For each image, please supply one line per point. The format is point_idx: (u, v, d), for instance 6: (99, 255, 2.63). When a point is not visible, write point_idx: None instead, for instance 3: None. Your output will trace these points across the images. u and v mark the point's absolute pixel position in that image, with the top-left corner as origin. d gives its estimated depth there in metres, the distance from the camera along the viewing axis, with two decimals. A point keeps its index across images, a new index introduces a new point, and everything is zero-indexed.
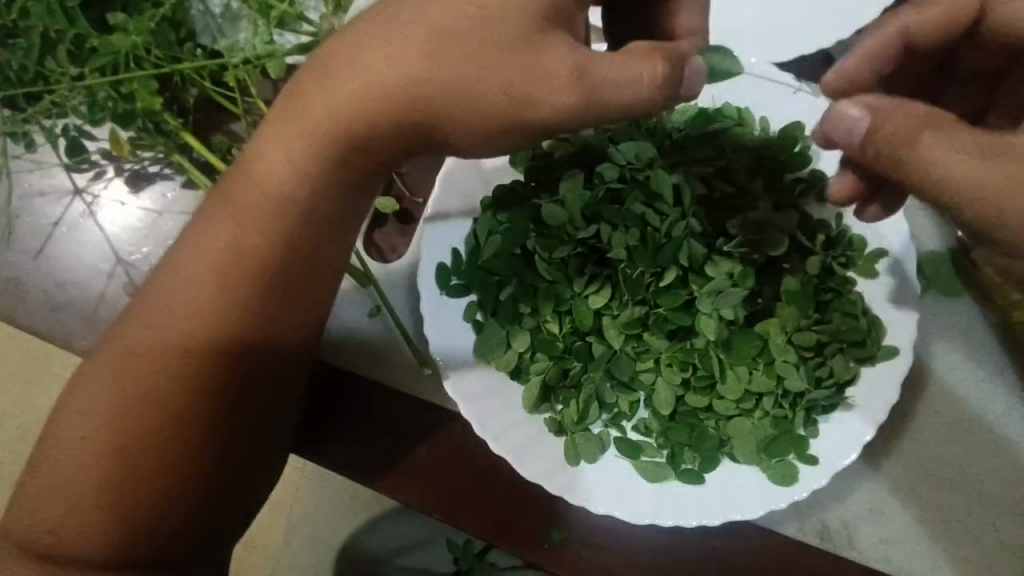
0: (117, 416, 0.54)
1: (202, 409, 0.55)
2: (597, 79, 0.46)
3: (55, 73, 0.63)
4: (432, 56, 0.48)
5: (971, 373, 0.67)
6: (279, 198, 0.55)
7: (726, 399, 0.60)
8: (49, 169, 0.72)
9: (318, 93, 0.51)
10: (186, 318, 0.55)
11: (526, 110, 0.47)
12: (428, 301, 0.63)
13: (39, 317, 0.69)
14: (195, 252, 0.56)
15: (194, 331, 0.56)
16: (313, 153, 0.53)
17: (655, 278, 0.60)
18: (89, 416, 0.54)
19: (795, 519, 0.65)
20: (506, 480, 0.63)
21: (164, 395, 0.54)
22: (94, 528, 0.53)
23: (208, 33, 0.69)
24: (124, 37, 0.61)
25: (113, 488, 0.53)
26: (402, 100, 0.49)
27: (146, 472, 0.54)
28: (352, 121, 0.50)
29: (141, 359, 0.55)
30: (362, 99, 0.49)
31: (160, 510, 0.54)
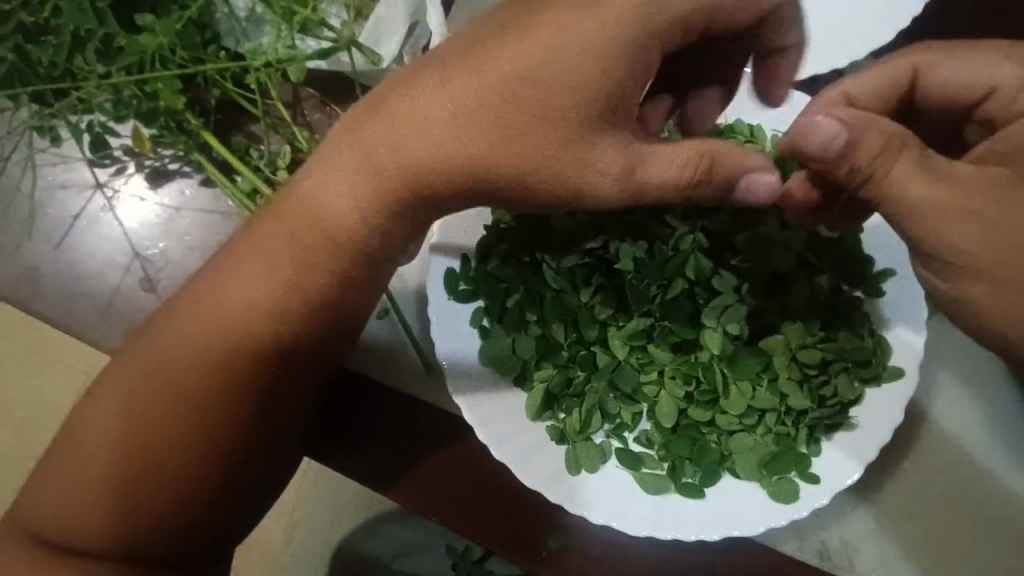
0: (145, 423, 0.56)
1: (235, 430, 0.57)
2: (645, 179, 0.49)
3: (83, 70, 0.65)
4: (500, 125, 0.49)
5: (982, 398, 0.66)
6: (332, 236, 0.54)
7: (729, 414, 0.60)
8: (72, 162, 0.73)
9: (388, 142, 0.50)
10: (222, 343, 0.56)
11: (577, 176, 0.49)
12: (438, 306, 0.64)
13: (59, 307, 0.71)
14: (241, 273, 0.56)
15: (230, 355, 0.56)
16: (374, 201, 0.52)
17: (664, 292, 0.60)
18: (117, 418, 0.56)
19: (795, 537, 0.65)
20: (506, 485, 0.63)
21: (190, 410, 0.56)
22: (108, 521, 0.55)
23: (233, 36, 0.71)
24: (151, 38, 0.63)
25: (141, 494, 0.55)
26: (460, 162, 0.49)
27: (163, 479, 0.55)
28: (413, 175, 0.50)
29: (176, 371, 0.56)
30: (427, 155, 0.50)
31: (180, 513, 0.56)
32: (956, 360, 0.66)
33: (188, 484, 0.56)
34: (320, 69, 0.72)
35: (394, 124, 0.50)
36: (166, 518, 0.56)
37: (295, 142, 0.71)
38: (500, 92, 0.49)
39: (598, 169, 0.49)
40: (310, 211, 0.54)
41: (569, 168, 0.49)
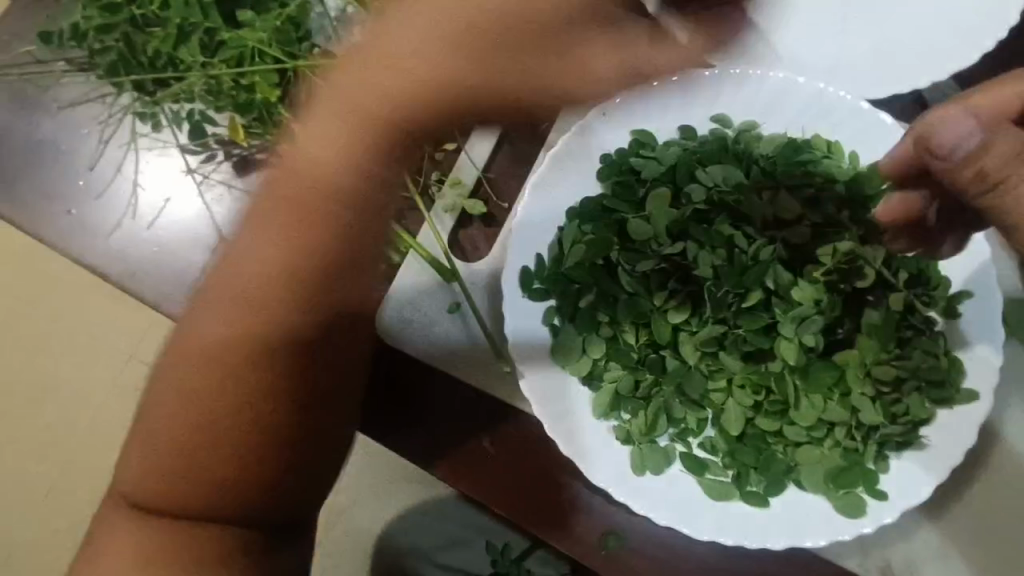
0: (197, 397, 0.53)
1: (282, 396, 0.53)
2: None
3: (188, 60, 0.70)
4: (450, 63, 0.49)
5: None
6: (330, 179, 0.50)
7: (798, 426, 0.61)
8: (167, 148, 0.77)
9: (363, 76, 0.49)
10: (281, 299, 0.51)
11: None
12: (512, 304, 0.66)
13: (148, 284, 0.75)
14: (261, 230, 0.51)
15: (263, 312, 0.52)
16: (343, 134, 0.50)
17: (739, 301, 0.61)
18: (171, 400, 0.53)
19: (858, 556, 0.64)
20: (567, 483, 0.66)
21: (237, 378, 0.52)
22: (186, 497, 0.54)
23: (323, 34, 0.74)
24: (252, 33, 0.69)
25: (217, 470, 0.53)
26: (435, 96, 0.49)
27: (228, 449, 0.53)
28: (391, 109, 0.49)
29: (216, 342, 0.52)
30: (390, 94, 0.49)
31: (263, 490, 0.54)
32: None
33: (264, 456, 0.53)
34: (405, 70, 0.75)
35: (360, 71, 0.50)
36: (247, 494, 0.54)
37: None
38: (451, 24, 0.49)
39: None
40: (296, 157, 0.50)
41: None
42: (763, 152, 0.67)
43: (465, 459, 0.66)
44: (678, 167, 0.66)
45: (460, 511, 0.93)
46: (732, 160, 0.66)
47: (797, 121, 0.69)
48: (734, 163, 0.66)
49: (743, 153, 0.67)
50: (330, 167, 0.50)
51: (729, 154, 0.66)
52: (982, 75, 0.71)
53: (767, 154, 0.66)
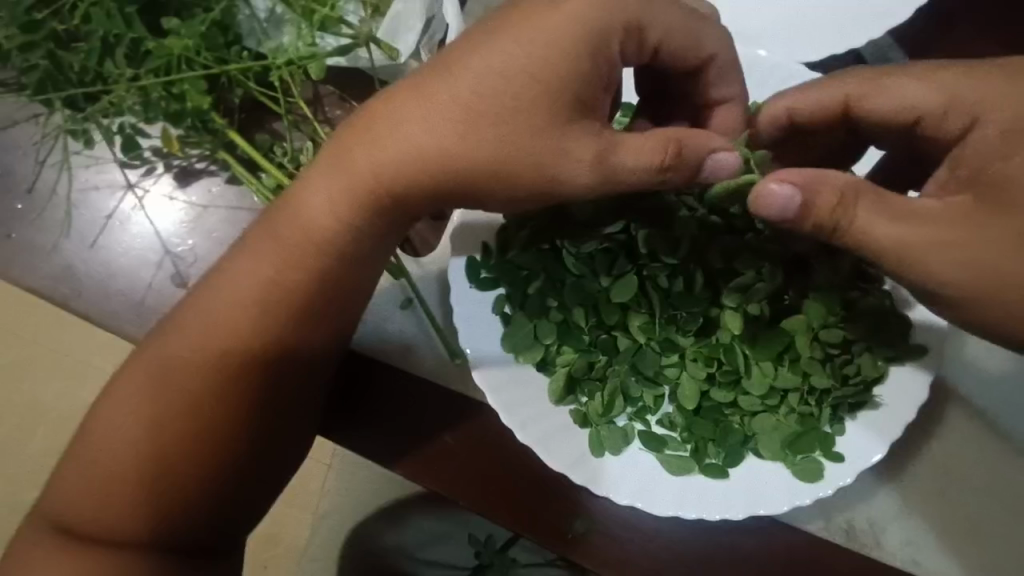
0: (150, 422, 0.59)
1: (241, 425, 0.60)
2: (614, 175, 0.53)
3: (114, 74, 0.67)
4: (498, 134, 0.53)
5: (998, 385, 0.65)
6: (313, 238, 0.59)
7: (751, 395, 0.61)
8: (104, 164, 0.76)
9: (383, 142, 0.55)
10: (259, 325, 0.60)
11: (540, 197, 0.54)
12: (461, 295, 0.65)
13: (95, 303, 0.73)
14: (250, 281, 0.60)
15: (253, 339, 0.60)
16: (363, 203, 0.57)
17: (684, 276, 0.61)
18: (127, 422, 0.59)
19: (821, 517, 0.65)
20: (532, 471, 0.64)
21: (194, 404, 0.59)
22: (138, 514, 0.58)
23: (254, 37, 0.73)
24: (177, 41, 0.65)
25: (173, 483, 0.58)
26: (444, 165, 0.54)
27: (179, 463, 0.58)
28: (407, 170, 0.55)
29: (178, 371, 0.60)
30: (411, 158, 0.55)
31: (220, 493, 0.60)
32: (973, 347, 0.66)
33: (205, 481, 0.59)
34: (342, 66, 0.73)
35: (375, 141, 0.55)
36: (200, 500, 0.59)
37: (316, 138, 0.73)
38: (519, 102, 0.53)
39: (575, 158, 0.53)
40: (303, 220, 0.59)
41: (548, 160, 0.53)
42: None
43: (425, 454, 0.64)
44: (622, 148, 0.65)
45: (442, 505, 0.94)
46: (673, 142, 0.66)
47: None
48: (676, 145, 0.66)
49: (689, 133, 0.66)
50: (335, 216, 0.58)
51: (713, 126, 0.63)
52: (919, 29, 0.71)
53: None
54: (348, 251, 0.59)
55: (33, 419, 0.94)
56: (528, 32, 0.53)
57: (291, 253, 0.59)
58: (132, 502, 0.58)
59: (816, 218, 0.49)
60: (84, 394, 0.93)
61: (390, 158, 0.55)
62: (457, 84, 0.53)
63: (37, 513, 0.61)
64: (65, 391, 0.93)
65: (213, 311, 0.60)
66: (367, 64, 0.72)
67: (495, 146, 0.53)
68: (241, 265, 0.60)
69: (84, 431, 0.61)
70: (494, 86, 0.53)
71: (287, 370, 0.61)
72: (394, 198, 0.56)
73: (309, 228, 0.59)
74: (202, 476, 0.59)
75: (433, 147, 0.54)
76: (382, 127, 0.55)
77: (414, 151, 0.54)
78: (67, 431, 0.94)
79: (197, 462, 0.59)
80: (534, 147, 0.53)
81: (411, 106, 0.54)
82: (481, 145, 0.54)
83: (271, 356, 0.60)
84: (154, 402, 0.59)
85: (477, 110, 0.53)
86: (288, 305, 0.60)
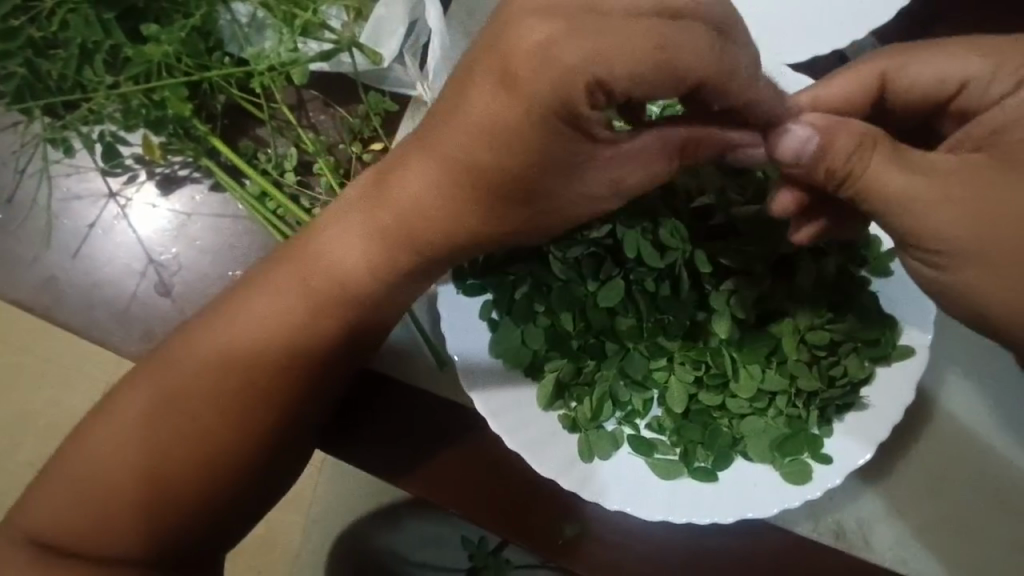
0: (138, 437, 0.59)
1: (231, 440, 0.59)
2: (623, 177, 0.57)
3: (93, 82, 0.66)
4: (506, 191, 0.57)
5: (975, 386, 0.66)
6: (347, 289, 0.62)
7: (739, 398, 0.61)
8: (85, 173, 0.75)
9: (398, 196, 0.59)
10: (274, 365, 0.61)
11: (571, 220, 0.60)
12: (447, 301, 0.65)
13: (78, 313, 0.72)
14: (260, 330, 0.61)
15: (270, 375, 0.61)
16: (384, 252, 0.61)
17: (669, 279, 0.62)
18: (114, 435, 0.59)
19: (810, 518, 0.65)
20: (522, 477, 0.64)
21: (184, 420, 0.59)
22: (127, 530, 0.58)
23: (236, 42, 0.72)
24: (156, 47, 0.64)
25: (162, 498, 0.58)
26: (460, 225, 0.59)
27: (167, 476, 0.58)
28: (424, 227, 0.60)
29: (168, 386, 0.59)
30: (430, 219, 0.59)
31: (209, 506, 0.60)
32: (954, 350, 0.66)
33: (193, 494, 0.59)
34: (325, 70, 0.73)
35: (387, 197, 0.60)
36: (189, 513, 0.59)
37: (301, 145, 0.72)
38: (516, 156, 0.54)
39: (589, 198, 0.58)
40: (331, 272, 0.62)
41: (562, 205, 0.58)
42: None
43: (410, 462, 0.62)
44: None
45: (435, 509, 0.93)
46: None
47: None
48: None
49: None
50: (363, 270, 0.62)
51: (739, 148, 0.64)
52: (896, 31, 0.70)
53: None
54: (381, 293, 0.63)
55: (20, 426, 0.94)
56: (499, 81, 0.51)
57: (314, 304, 0.62)
58: (117, 518, 0.58)
59: (832, 164, 0.48)
60: (71, 402, 0.92)
61: (405, 215, 0.60)
62: (452, 137, 0.55)
63: (18, 530, 0.60)
64: (52, 399, 0.93)
65: (207, 332, 0.61)
66: (349, 69, 0.71)
67: (509, 202, 0.57)
68: (251, 303, 0.62)
69: (70, 445, 0.60)
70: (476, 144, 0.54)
71: (274, 379, 0.60)
72: (417, 245, 0.61)
73: (335, 279, 0.62)
74: (192, 490, 0.59)
75: (444, 204, 0.58)
76: (393, 192, 0.60)
77: (425, 208, 0.59)
78: (55, 440, 0.93)
79: (185, 475, 0.58)
80: (545, 204, 0.58)
81: (421, 168, 0.58)
82: (492, 200, 0.57)
83: (276, 376, 0.61)
84: (144, 414, 0.59)
85: (476, 166, 0.55)
86: (302, 342, 0.62)
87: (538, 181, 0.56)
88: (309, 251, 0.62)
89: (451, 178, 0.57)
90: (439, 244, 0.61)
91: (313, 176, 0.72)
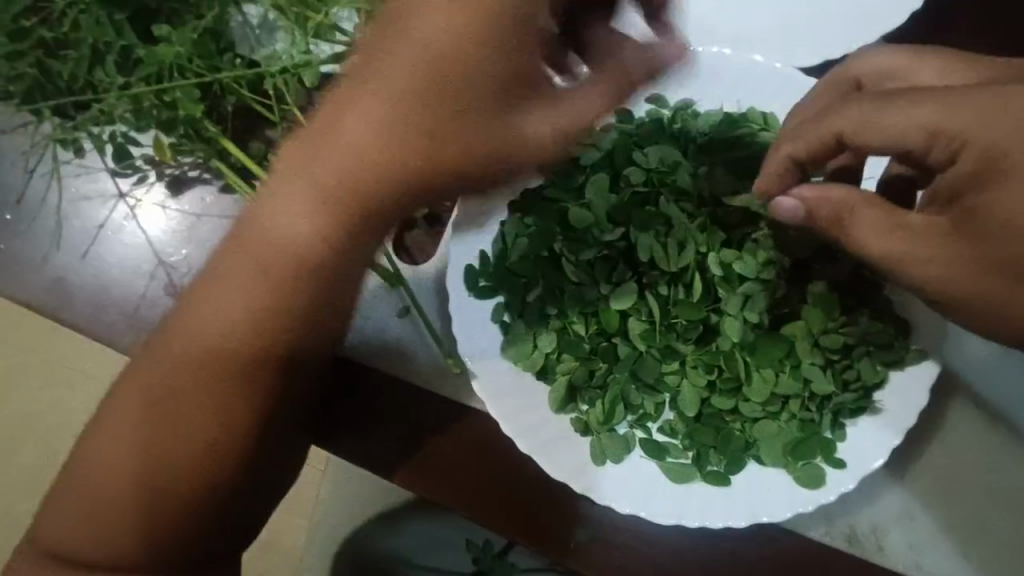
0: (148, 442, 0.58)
1: (241, 445, 0.59)
2: (566, 99, 0.55)
3: (104, 82, 0.66)
4: (437, 132, 0.52)
5: (988, 391, 0.66)
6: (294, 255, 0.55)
7: (752, 401, 0.61)
8: (95, 174, 0.75)
9: (332, 151, 0.53)
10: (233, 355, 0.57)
11: (523, 142, 0.55)
12: (459, 301, 0.65)
13: (86, 314, 0.72)
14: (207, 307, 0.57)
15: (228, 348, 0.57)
16: (333, 216, 0.54)
17: (682, 280, 0.61)
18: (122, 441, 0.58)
19: (823, 523, 0.64)
20: (534, 480, 0.64)
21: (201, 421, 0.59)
22: (142, 529, 0.58)
23: (247, 44, 0.72)
24: (168, 48, 0.64)
25: (175, 501, 0.58)
26: (429, 181, 0.55)
27: (175, 479, 0.58)
28: (377, 185, 0.53)
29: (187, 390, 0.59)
30: (385, 166, 0.53)
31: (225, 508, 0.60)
32: (970, 353, 0.66)
33: (206, 495, 0.59)
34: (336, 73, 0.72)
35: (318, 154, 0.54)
36: (204, 513, 0.59)
37: None
38: (450, 104, 0.52)
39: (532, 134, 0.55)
40: (279, 244, 0.56)
41: (505, 147, 0.55)
42: (699, 130, 0.65)
43: (422, 466, 0.64)
44: (615, 154, 0.64)
45: (441, 512, 0.92)
46: (666, 139, 0.65)
47: (732, 94, 0.68)
48: (669, 141, 0.65)
49: (678, 132, 0.66)
50: (309, 236, 0.55)
51: (748, 153, 0.64)
52: (905, 34, 0.71)
53: (702, 131, 0.65)
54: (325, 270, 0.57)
55: (23, 427, 0.93)
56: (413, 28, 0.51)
57: (271, 282, 0.56)
58: (127, 520, 0.58)
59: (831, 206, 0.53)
60: (77, 403, 0.92)
61: (355, 170, 0.53)
62: (385, 73, 0.52)
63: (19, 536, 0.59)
64: (57, 400, 0.93)
65: None
66: None
67: (454, 151, 0.53)
68: (202, 296, 0.57)
69: (80, 444, 0.60)
70: (436, 66, 0.51)
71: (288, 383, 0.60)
72: (368, 209, 0.54)
73: (277, 244, 0.56)
74: (202, 493, 0.58)
75: (386, 156, 0.53)
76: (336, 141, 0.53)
77: (366, 162, 0.52)
78: (58, 442, 0.93)
79: (195, 476, 0.58)
80: (499, 145, 0.55)
81: (362, 111, 0.52)
82: (447, 158, 0.53)
83: (284, 376, 0.60)
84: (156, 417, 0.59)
85: (410, 115, 0.52)
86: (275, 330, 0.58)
87: (472, 130, 0.53)
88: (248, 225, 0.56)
89: (405, 126, 0.52)
90: (384, 202, 0.55)
91: None
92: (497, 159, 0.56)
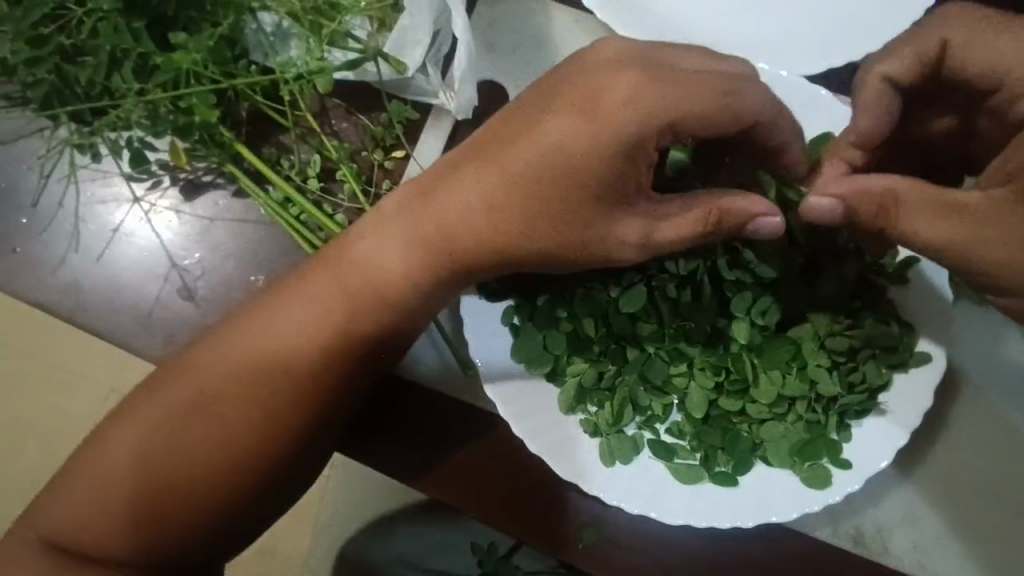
0: (162, 441, 0.59)
1: (253, 445, 0.60)
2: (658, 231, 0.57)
3: (122, 88, 0.67)
4: (528, 201, 0.58)
5: (991, 394, 0.66)
6: (387, 297, 0.62)
7: (759, 403, 0.61)
8: (110, 177, 0.76)
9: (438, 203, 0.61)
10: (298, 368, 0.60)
11: (602, 241, 0.58)
12: (471, 307, 0.66)
13: (102, 316, 0.74)
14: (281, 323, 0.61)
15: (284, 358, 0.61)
16: (422, 265, 0.62)
17: (690, 282, 0.62)
18: (137, 440, 0.59)
19: (829, 524, 0.65)
20: (544, 481, 0.64)
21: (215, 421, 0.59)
22: (152, 530, 0.58)
23: (261, 50, 0.73)
24: (185, 55, 0.66)
25: (187, 502, 0.58)
26: (503, 247, 0.60)
27: (188, 478, 0.59)
28: (466, 244, 0.60)
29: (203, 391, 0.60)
30: (473, 227, 0.60)
31: (237, 510, 0.60)
32: (972, 356, 0.67)
33: (219, 494, 0.59)
34: (349, 79, 0.74)
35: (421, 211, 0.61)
36: (215, 514, 0.59)
37: (324, 151, 0.73)
38: (554, 175, 0.57)
39: (619, 242, 0.58)
40: (367, 278, 0.62)
41: (591, 242, 0.58)
42: None
43: (434, 467, 0.64)
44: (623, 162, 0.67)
45: (447, 515, 0.93)
46: None
47: None
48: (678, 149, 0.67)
49: None
50: (402, 280, 0.62)
51: None
52: None
53: None
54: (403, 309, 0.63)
55: (26, 430, 0.93)
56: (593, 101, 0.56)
57: (349, 305, 0.62)
58: (138, 519, 0.58)
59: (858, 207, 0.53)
60: (82, 405, 0.93)
61: (454, 226, 0.60)
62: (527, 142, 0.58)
63: (30, 535, 0.59)
64: (62, 403, 0.93)
65: (231, 339, 0.61)
66: (374, 78, 0.72)
67: (542, 221, 0.58)
68: (280, 311, 0.61)
69: (92, 445, 0.60)
70: (546, 161, 0.57)
71: (302, 387, 0.61)
72: (455, 259, 0.61)
73: (376, 287, 0.62)
74: (213, 492, 0.59)
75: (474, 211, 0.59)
76: (435, 201, 0.61)
77: (464, 221, 0.60)
78: (62, 445, 0.93)
79: (209, 475, 0.59)
80: (576, 219, 0.58)
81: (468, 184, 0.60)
82: (530, 221, 0.59)
83: (308, 382, 0.61)
84: (171, 417, 0.60)
85: (528, 186, 0.58)
86: (330, 344, 0.61)
87: (561, 203, 0.58)
88: (340, 255, 0.63)
89: (497, 192, 0.59)
90: (472, 259, 0.61)
91: (337, 181, 0.73)
92: (577, 226, 0.58)
